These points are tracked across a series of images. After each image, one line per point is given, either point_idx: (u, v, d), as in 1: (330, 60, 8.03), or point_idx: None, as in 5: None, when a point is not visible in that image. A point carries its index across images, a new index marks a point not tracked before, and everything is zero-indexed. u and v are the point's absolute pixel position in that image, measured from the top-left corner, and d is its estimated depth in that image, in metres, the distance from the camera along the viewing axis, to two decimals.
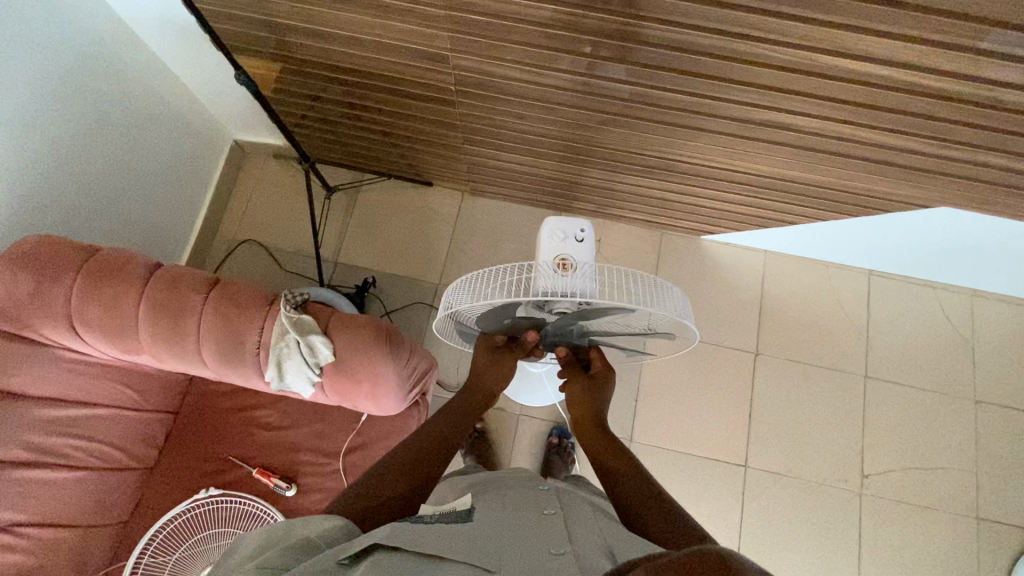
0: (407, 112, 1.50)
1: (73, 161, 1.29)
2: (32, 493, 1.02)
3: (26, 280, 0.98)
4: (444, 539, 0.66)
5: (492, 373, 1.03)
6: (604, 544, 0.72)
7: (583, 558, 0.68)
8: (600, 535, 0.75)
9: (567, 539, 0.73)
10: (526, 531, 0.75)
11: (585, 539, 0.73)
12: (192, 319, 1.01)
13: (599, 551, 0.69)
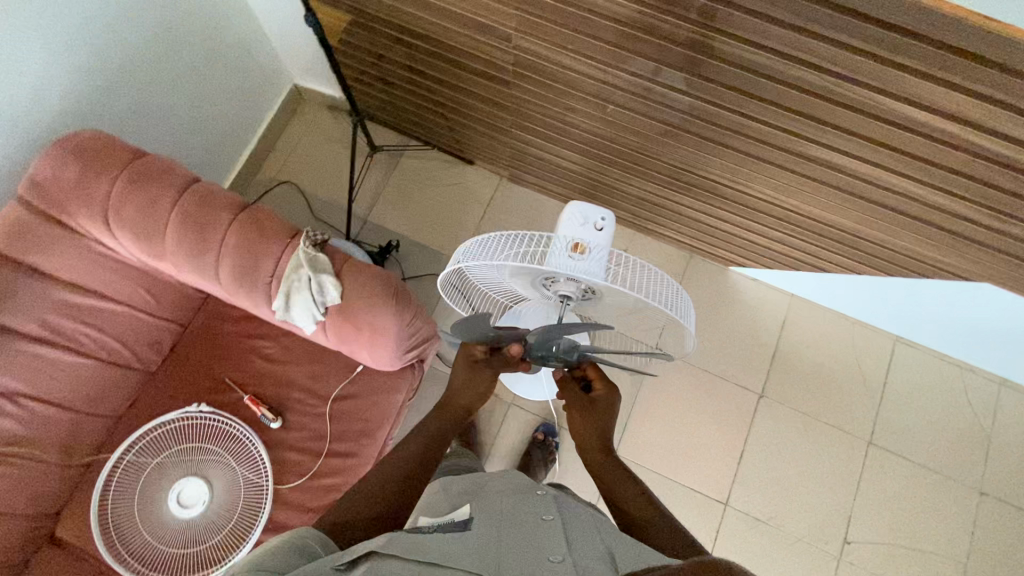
0: (462, 86, 1.52)
1: (141, 70, 1.35)
2: (41, 369, 1.08)
3: (76, 169, 1.04)
4: (445, 547, 0.70)
5: (470, 386, 1.02)
6: (604, 550, 0.74)
7: (582, 566, 0.69)
8: (599, 539, 0.77)
9: (566, 545, 0.74)
10: (524, 536, 0.77)
11: (585, 544, 0.75)
12: (215, 235, 1.04)
13: (598, 559, 0.71)
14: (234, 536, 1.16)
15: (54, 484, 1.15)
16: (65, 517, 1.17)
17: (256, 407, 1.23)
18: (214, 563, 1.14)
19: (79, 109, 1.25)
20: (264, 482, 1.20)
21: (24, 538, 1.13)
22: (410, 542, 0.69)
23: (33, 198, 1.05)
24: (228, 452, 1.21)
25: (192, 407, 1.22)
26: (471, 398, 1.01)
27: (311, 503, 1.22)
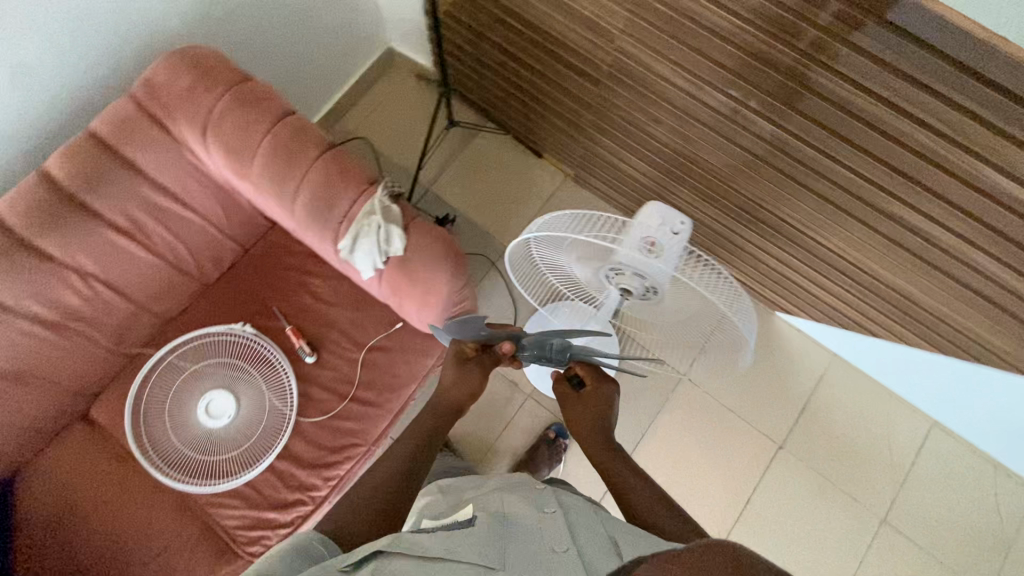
0: (552, 78, 1.53)
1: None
2: (116, 258, 1.14)
3: (188, 80, 1.10)
4: (453, 544, 0.75)
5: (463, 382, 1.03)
6: (608, 541, 0.80)
7: (584, 556, 0.75)
8: (602, 531, 0.83)
9: (569, 536, 0.81)
10: (527, 529, 0.83)
11: (590, 539, 0.81)
12: (301, 167, 1.09)
13: (604, 552, 0.77)
14: (253, 455, 1.23)
15: (101, 367, 1.22)
16: (102, 399, 1.24)
17: (296, 339, 1.28)
18: (230, 476, 1.21)
19: (197, 24, 1.32)
20: (289, 412, 1.25)
21: (67, 409, 1.21)
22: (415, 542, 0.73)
23: (144, 98, 1.12)
24: (262, 376, 1.27)
25: (237, 326, 1.27)
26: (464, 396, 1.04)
27: (327, 441, 1.27)
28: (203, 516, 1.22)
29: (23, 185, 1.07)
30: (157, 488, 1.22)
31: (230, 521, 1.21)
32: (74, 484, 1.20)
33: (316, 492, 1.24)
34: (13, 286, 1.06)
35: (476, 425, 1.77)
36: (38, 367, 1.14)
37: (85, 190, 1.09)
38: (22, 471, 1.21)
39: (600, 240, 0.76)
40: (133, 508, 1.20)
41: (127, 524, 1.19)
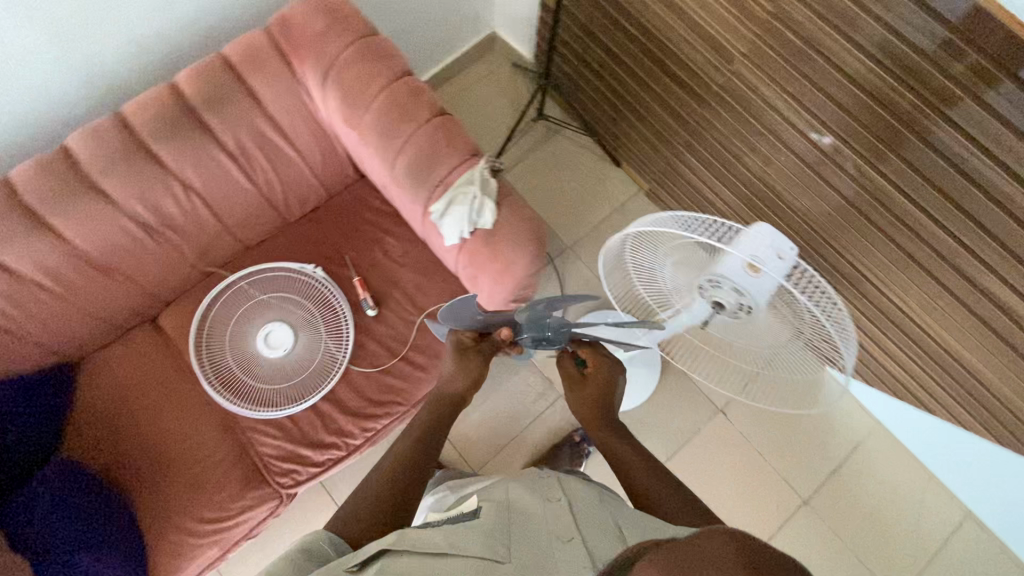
0: (654, 88, 1.52)
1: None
2: (217, 179, 1.19)
3: (321, 24, 1.14)
4: (458, 537, 0.76)
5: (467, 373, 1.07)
6: (615, 529, 0.76)
7: (590, 544, 0.72)
8: (609, 521, 0.79)
9: (574, 524, 0.77)
10: (531, 517, 0.81)
11: (597, 526, 0.77)
12: (410, 128, 1.12)
13: (609, 539, 0.73)
14: (301, 391, 1.27)
15: (179, 278, 1.27)
16: (173, 309, 1.30)
17: (361, 291, 1.31)
18: (276, 406, 1.26)
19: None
20: (341, 358, 1.29)
21: (140, 310, 1.26)
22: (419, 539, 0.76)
23: (276, 33, 1.16)
24: (323, 318, 1.31)
25: (308, 266, 1.32)
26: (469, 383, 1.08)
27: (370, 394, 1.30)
28: (243, 439, 1.27)
29: (152, 92, 1.12)
30: (206, 403, 1.27)
31: (268, 449, 1.26)
32: (132, 383, 1.25)
33: (351, 439, 1.28)
34: (123, 184, 1.10)
35: (491, 415, 1.72)
36: (125, 266, 1.18)
37: (206, 108, 1.13)
38: (85, 359, 1.26)
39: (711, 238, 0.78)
40: (181, 416, 1.25)
41: (174, 430, 1.24)
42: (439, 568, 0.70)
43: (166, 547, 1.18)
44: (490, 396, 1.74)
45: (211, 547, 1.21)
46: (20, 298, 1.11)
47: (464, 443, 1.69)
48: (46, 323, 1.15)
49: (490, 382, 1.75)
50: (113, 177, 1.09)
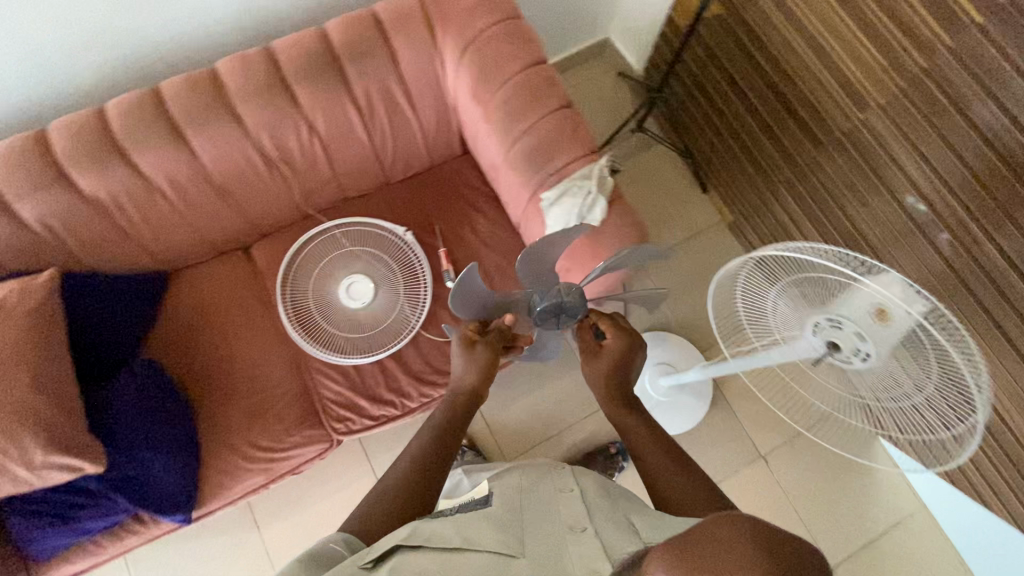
0: (768, 123, 1.49)
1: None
2: (338, 128, 1.22)
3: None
4: (470, 529, 0.77)
5: (476, 367, 0.96)
6: (627, 521, 0.78)
7: (604, 537, 0.74)
8: (619, 515, 0.81)
9: (587, 515, 0.79)
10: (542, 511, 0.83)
11: (609, 519, 0.79)
12: (536, 114, 1.13)
13: (621, 531, 0.75)
14: (370, 345, 1.31)
15: (279, 215, 1.31)
16: (266, 243, 1.34)
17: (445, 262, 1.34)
18: (344, 354, 1.29)
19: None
20: (414, 322, 1.32)
21: (238, 237, 1.31)
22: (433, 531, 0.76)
23: None
24: (404, 280, 1.33)
25: (399, 228, 1.34)
26: (482, 378, 0.97)
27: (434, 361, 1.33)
28: (307, 379, 1.31)
29: (303, 34, 1.16)
30: (280, 337, 1.32)
31: (329, 392, 1.30)
32: (217, 303, 1.30)
33: (408, 401, 1.31)
34: (258, 114, 1.14)
35: (527, 413, 1.72)
36: (239, 193, 1.22)
37: (348, 57, 1.16)
38: (177, 272, 1.31)
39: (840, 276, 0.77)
40: (256, 345, 1.30)
41: (247, 356, 1.29)
42: (453, 561, 0.70)
43: (222, 464, 1.22)
44: (528, 396, 1.74)
45: (260, 475, 1.25)
46: (141, 203, 1.15)
47: (501, 430, 1.70)
48: (157, 231, 1.20)
49: (536, 377, 1.75)
50: (252, 106, 1.13)
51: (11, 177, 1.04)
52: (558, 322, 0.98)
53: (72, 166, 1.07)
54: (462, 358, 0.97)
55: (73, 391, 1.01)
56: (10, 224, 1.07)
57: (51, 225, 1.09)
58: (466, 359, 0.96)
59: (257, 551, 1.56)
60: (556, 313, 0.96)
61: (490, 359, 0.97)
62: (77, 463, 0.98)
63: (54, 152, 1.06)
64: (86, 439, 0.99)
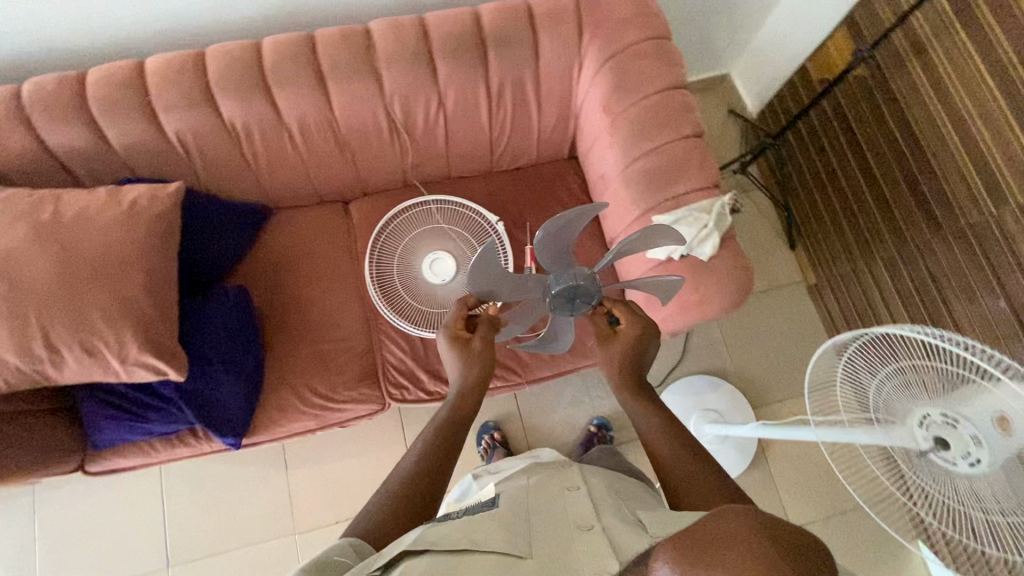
0: (885, 197, 1.45)
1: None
2: (464, 108, 1.24)
3: (626, 13, 1.17)
4: (477, 530, 0.74)
5: (474, 363, 0.93)
6: (633, 516, 0.78)
7: (611, 533, 0.73)
8: (623, 510, 0.80)
9: (595, 510, 0.79)
10: (545, 510, 0.81)
11: (615, 514, 0.78)
12: (665, 137, 1.12)
13: (630, 528, 0.74)
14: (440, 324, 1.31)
15: (385, 177, 1.35)
16: (365, 202, 1.38)
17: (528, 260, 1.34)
18: (414, 325, 1.30)
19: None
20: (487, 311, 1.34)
21: (342, 190, 1.36)
22: (439, 533, 0.72)
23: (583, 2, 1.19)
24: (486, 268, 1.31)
25: (491, 215, 1.33)
26: (484, 372, 0.94)
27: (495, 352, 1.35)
28: (373, 339, 1.34)
29: (457, 12, 1.19)
30: (358, 293, 1.35)
31: (391, 357, 1.33)
32: (309, 248, 1.34)
33: None
34: (396, 79, 1.17)
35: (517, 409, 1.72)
36: (356, 149, 1.26)
37: (494, 43, 1.18)
38: (278, 209, 1.36)
39: (970, 372, 0.75)
40: (336, 296, 1.33)
41: (324, 304, 1.32)
42: (462, 561, 0.68)
43: (279, 400, 1.26)
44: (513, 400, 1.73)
45: (311, 419, 1.28)
46: (269, 139, 1.19)
47: (532, 435, 1.70)
48: (274, 168, 1.25)
49: (578, 392, 1.74)
50: (393, 69, 1.16)
51: (165, 89, 1.10)
52: (572, 307, 0.94)
53: (219, 90, 1.12)
54: (458, 356, 0.94)
55: (172, 299, 1.05)
56: (153, 133, 1.13)
57: (186, 140, 1.15)
58: (463, 357, 0.94)
59: (282, 491, 1.64)
60: (569, 297, 0.92)
61: (483, 351, 0.94)
62: (163, 367, 1.02)
63: (209, 74, 1.12)
64: (176, 347, 1.03)
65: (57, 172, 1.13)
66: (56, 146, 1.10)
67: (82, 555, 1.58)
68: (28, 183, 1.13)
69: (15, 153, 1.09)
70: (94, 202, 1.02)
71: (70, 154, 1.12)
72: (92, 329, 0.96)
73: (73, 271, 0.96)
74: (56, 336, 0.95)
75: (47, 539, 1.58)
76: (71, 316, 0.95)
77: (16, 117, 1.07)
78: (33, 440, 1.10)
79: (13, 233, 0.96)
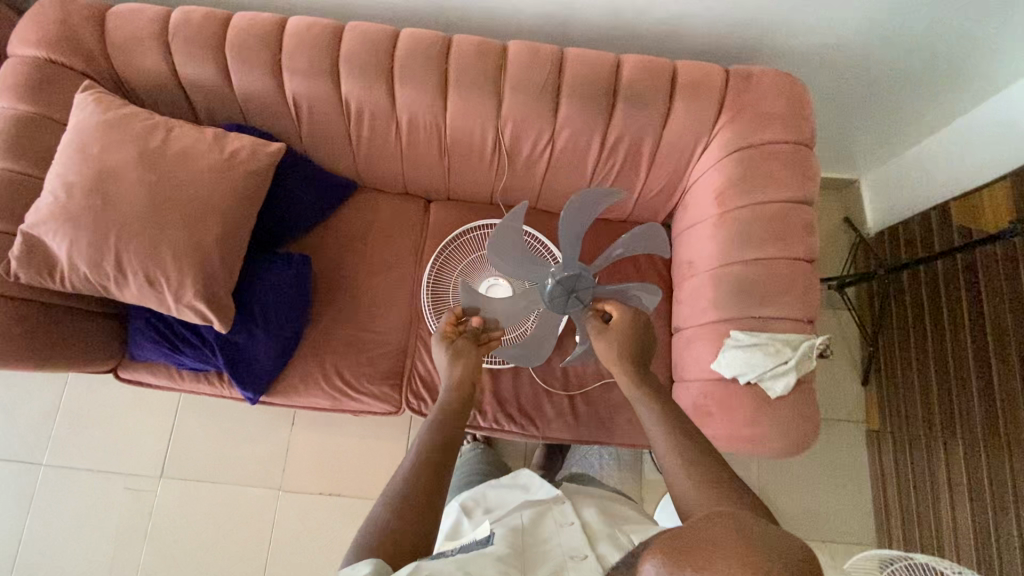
0: (995, 380, 1.30)
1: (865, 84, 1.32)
2: (574, 151, 1.18)
3: (776, 108, 1.08)
4: (471, 564, 0.72)
5: (457, 360, 1.02)
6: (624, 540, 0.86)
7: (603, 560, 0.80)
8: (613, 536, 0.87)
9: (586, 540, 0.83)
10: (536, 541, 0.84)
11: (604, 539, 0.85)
12: (773, 252, 1.03)
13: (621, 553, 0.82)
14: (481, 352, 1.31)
15: (473, 191, 1.32)
16: (447, 207, 1.36)
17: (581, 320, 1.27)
18: None
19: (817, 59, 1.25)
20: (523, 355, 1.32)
21: (428, 189, 1.34)
22: (434, 567, 0.68)
23: (732, 81, 1.11)
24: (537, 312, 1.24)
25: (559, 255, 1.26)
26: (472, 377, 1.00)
27: (521, 397, 1.30)
28: (409, 343, 1.32)
29: (600, 55, 1.13)
30: (410, 295, 1.33)
31: (419, 366, 1.31)
32: (380, 235, 1.34)
33: (479, 419, 1.29)
34: (517, 104, 1.13)
35: None
36: (455, 158, 1.23)
37: (626, 95, 1.11)
38: (363, 189, 1.36)
39: None
40: (390, 289, 1.33)
41: (375, 295, 1.32)
42: None
43: (303, 371, 1.26)
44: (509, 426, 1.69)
45: (327, 399, 1.29)
46: (377, 125, 1.19)
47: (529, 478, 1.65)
48: (373, 153, 1.25)
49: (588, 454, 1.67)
50: (517, 93, 1.12)
51: (298, 52, 1.12)
52: (568, 301, 1.00)
53: (346, 67, 1.12)
54: (445, 357, 1.04)
55: (238, 252, 1.06)
56: (273, 89, 1.15)
57: (301, 104, 1.16)
58: (450, 354, 1.03)
59: (281, 446, 1.68)
60: (568, 290, 0.98)
61: (467, 351, 1.03)
62: (212, 317, 1.04)
63: (342, 48, 1.12)
64: (227, 301, 1.05)
65: (180, 101, 1.18)
66: (186, 77, 1.14)
67: (92, 439, 1.68)
68: (151, 103, 1.18)
69: (148, 74, 1.13)
70: (200, 143, 1.05)
71: (195, 88, 1.15)
72: (159, 263, 0.99)
73: (160, 203, 0.99)
74: (126, 260, 0.98)
75: (68, 414, 1.69)
76: (145, 246, 0.98)
77: (159, 40, 1.11)
78: (77, 340, 1.14)
79: (121, 153, 0.99)
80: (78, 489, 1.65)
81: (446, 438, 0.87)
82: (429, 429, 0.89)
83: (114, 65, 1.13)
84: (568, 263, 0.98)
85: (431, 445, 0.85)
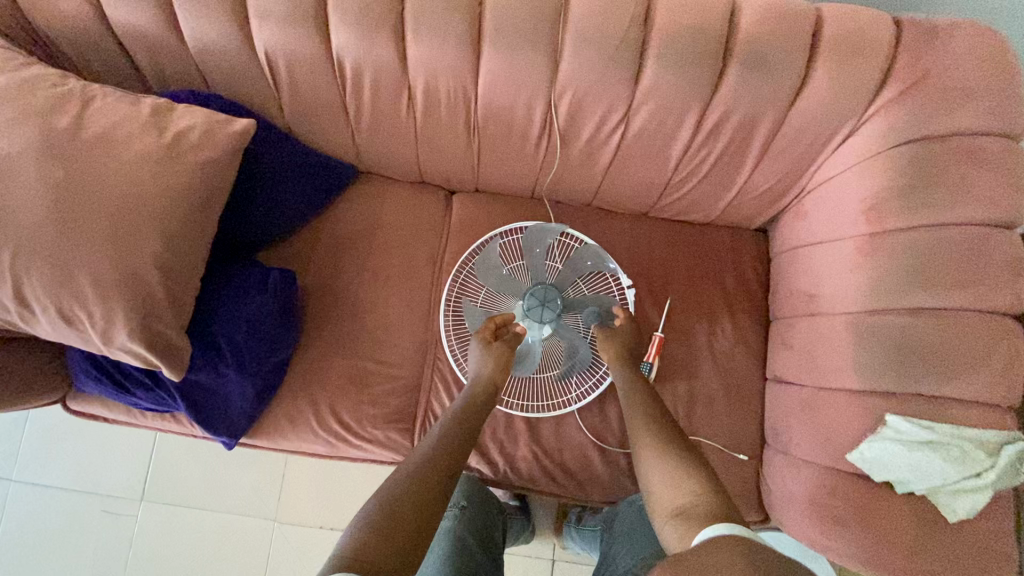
0: None
1: None
2: (655, 135, 0.85)
3: (965, 84, 0.73)
4: None
5: (490, 360, 0.87)
6: None
7: None
8: None
9: None
10: None
11: None
12: (951, 301, 0.71)
13: None
14: (514, 395, 1.00)
15: (510, 182, 0.99)
16: (474, 204, 1.04)
17: (652, 352, 0.92)
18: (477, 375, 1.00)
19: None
20: (572, 399, 0.99)
21: (448, 177, 1.01)
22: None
23: (901, 40, 0.75)
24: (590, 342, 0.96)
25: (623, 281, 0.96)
26: (500, 380, 0.86)
27: (563, 451, 1.00)
28: (424, 377, 1.01)
29: None
30: (423, 315, 1.02)
31: (437, 408, 0.99)
32: (385, 236, 1.03)
33: (512, 477, 1.01)
34: (579, 66, 0.79)
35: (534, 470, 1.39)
36: (487, 138, 0.90)
37: (743, 54, 0.76)
38: (366, 177, 1.05)
39: None
40: (396, 307, 1.01)
41: (379, 314, 1.01)
42: None
43: (291, 410, 0.98)
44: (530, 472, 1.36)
45: (321, 444, 1.00)
46: (381, 92, 0.86)
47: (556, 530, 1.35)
48: (376, 131, 0.93)
49: None
50: (582, 51, 0.78)
51: None
52: (545, 313, 0.92)
53: (338, 10, 0.79)
54: (477, 354, 0.89)
55: (187, 274, 0.77)
56: (236, 40, 0.82)
57: (277, 63, 0.84)
58: (483, 351, 0.89)
59: (277, 470, 1.46)
60: (541, 300, 0.92)
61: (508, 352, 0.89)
62: (155, 363, 0.76)
63: None
64: (181, 341, 0.77)
65: (118, 59, 0.87)
66: (119, 23, 0.82)
67: (66, 454, 1.47)
68: (77, 56, 0.87)
69: (68, 17, 0.81)
70: (132, 122, 0.75)
71: (134, 40, 0.84)
72: (75, 293, 0.70)
73: (74, 208, 0.70)
74: (30, 289, 0.70)
75: (39, 425, 1.49)
76: (55, 270, 0.70)
77: None
78: None
79: (14, 137, 0.70)
80: (50, 511, 1.44)
81: (468, 429, 0.78)
82: (449, 420, 0.79)
83: (21, 6, 0.81)
84: (539, 282, 0.94)
85: (448, 435, 0.75)
